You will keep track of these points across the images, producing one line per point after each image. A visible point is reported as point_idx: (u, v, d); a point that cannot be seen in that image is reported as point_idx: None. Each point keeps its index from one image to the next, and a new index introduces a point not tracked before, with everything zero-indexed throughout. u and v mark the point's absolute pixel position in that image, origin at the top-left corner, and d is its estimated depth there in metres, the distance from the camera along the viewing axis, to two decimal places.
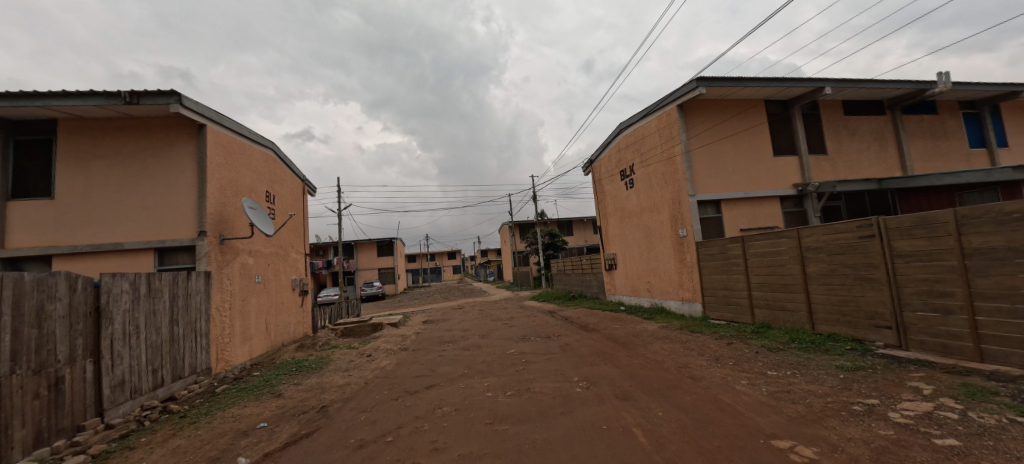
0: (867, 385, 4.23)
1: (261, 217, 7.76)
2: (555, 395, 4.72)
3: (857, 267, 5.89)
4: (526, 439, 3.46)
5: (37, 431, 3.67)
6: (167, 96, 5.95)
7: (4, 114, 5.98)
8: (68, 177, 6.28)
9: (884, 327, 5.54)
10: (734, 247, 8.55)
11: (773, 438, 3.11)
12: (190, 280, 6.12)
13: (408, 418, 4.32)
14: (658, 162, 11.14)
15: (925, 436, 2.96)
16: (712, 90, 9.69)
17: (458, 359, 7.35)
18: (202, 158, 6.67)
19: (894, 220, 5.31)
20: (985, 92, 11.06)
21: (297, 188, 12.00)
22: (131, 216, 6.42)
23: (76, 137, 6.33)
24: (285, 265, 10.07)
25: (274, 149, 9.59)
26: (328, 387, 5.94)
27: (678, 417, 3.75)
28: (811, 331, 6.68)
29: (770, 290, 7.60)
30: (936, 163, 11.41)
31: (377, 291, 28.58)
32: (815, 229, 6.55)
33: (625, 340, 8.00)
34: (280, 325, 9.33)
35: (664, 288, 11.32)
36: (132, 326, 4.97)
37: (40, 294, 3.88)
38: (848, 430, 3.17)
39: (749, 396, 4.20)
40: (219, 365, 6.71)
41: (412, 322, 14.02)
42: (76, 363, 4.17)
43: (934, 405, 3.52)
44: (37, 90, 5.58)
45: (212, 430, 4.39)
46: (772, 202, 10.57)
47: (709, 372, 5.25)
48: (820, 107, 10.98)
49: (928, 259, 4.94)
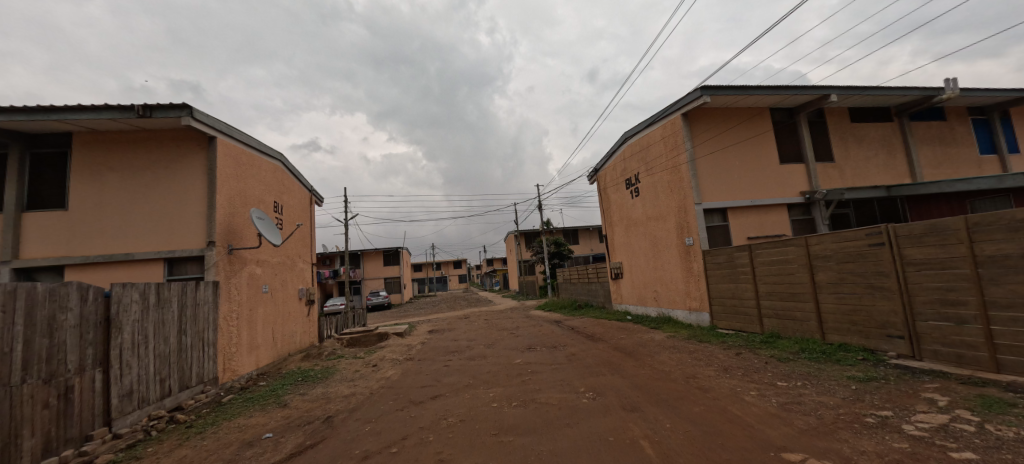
0: (880, 397, 4.14)
1: (269, 228, 7.86)
2: (561, 405, 4.68)
3: (867, 275, 5.80)
4: (532, 451, 3.42)
5: (46, 441, 3.70)
6: (179, 109, 6.09)
7: (21, 128, 6.15)
8: (81, 188, 6.42)
9: (897, 337, 5.44)
10: (741, 255, 8.48)
11: (784, 451, 3.05)
12: (199, 289, 6.19)
13: (413, 429, 4.30)
14: (663, 170, 11.15)
15: (941, 449, 2.88)
16: (716, 99, 9.72)
17: (464, 369, 7.34)
18: (212, 170, 6.80)
19: (903, 227, 5.24)
20: (994, 98, 10.96)
21: (305, 199, 12.14)
22: (141, 227, 6.53)
23: (90, 150, 6.49)
24: (292, 275, 10.15)
25: (283, 160, 9.76)
26: (334, 398, 5.95)
27: (686, 428, 3.70)
28: (822, 341, 6.55)
29: (778, 300, 7.50)
30: (946, 170, 11.27)
31: (382, 300, 28.68)
32: (823, 236, 6.49)
33: (631, 349, 7.91)
34: (286, 334, 9.36)
35: (670, 297, 11.21)
36: (141, 336, 5.02)
37: (52, 303, 3.95)
38: (862, 443, 3.09)
39: (759, 407, 4.12)
40: (226, 374, 6.73)
41: (417, 331, 14.07)
42: (85, 372, 4.20)
43: (949, 418, 3.43)
44: (54, 105, 5.75)
45: (217, 440, 4.39)
46: (780, 210, 10.49)
47: (717, 382, 5.17)
48: (826, 114, 10.93)
49: (939, 267, 4.86)
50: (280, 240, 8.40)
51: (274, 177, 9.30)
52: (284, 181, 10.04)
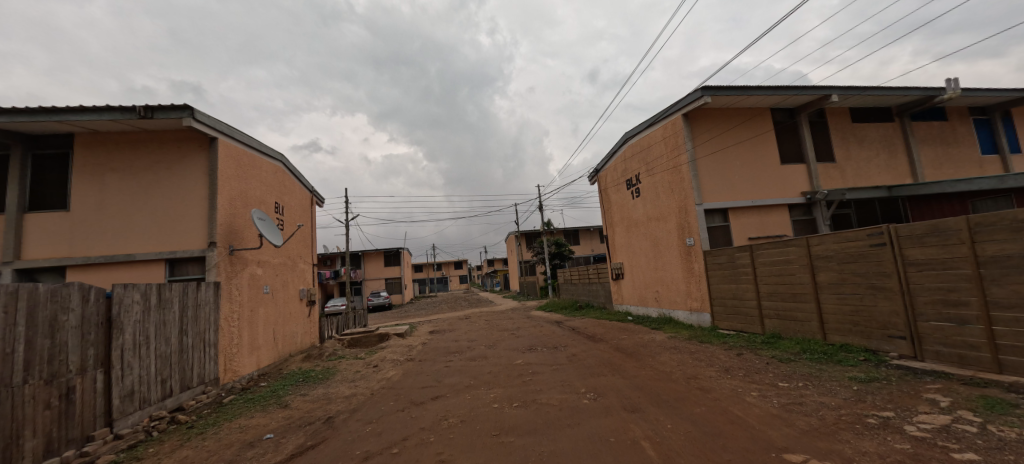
0: (881, 397, 4.12)
1: (270, 229, 7.86)
2: (562, 406, 4.68)
3: (869, 276, 5.79)
4: (533, 452, 3.42)
5: (48, 441, 3.71)
6: (180, 110, 6.10)
7: (24, 129, 6.18)
8: (83, 190, 6.44)
9: (898, 337, 5.43)
10: (742, 255, 8.47)
11: (785, 452, 3.04)
12: (200, 290, 6.19)
13: (413, 429, 4.31)
14: (664, 171, 11.14)
15: (943, 450, 2.87)
16: (717, 100, 9.71)
17: (465, 369, 7.34)
18: (213, 171, 6.81)
19: (905, 227, 5.23)
20: (995, 98, 10.95)
21: (306, 199, 12.17)
22: (143, 228, 6.54)
23: (92, 151, 6.50)
24: (293, 276, 10.17)
25: (284, 161, 9.78)
26: (335, 398, 5.96)
27: (687, 429, 3.69)
28: (824, 341, 6.54)
29: (779, 300, 7.48)
30: (947, 170, 11.26)
31: (384, 301, 28.72)
32: (824, 237, 6.48)
33: (632, 350, 7.91)
34: (287, 335, 9.37)
35: (671, 298, 11.20)
36: (143, 337, 5.03)
37: (54, 304, 3.96)
38: (864, 444, 3.08)
39: (760, 408, 4.11)
40: (227, 375, 6.74)
41: (418, 332, 14.10)
42: (87, 373, 4.21)
43: (951, 419, 3.42)
44: (56, 106, 5.76)
45: (219, 441, 4.39)
46: (781, 210, 10.49)
47: (718, 383, 5.17)
48: (827, 114, 10.92)
49: (941, 267, 4.85)
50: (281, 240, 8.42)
51: (275, 178, 9.32)
52: (285, 181, 10.07)
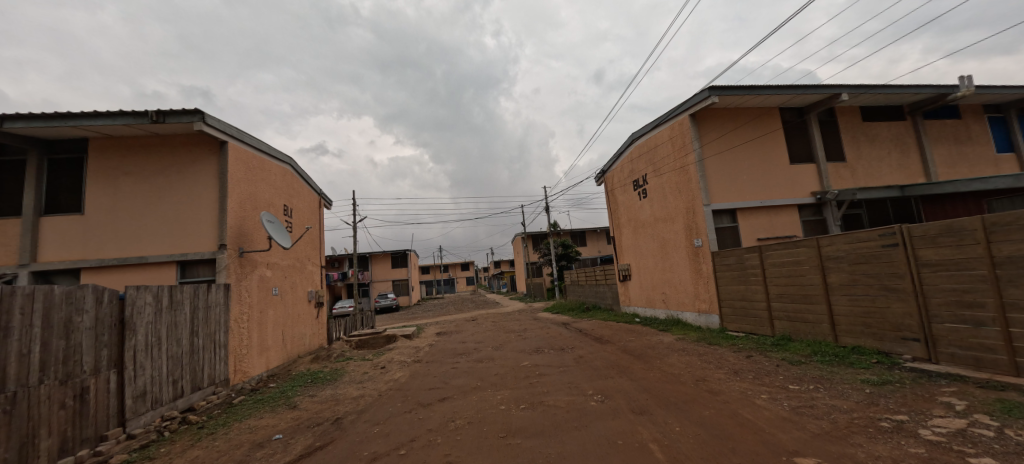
0: (895, 401, 4.04)
1: (279, 231, 7.93)
2: (569, 408, 4.65)
3: (881, 277, 5.70)
4: (539, 454, 3.41)
5: (62, 441, 3.78)
6: (191, 115, 6.20)
7: (40, 134, 6.32)
8: (97, 193, 6.57)
9: (912, 340, 5.32)
10: (752, 257, 8.37)
11: (796, 455, 3.00)
12: (211, 292, 6.27)
13: (421, 431, 4.32)
14: (670, 171, 11.09)
15: (959, 454, 2.81)
16: (724, 100, 9.64)
17: (473, 371, 7.36)
18: (223, 173, 6.90)
19: (918, 227, 5.13)
20: (1011, 95, 10.71)
21: (314, 202, 12.27)
22: (155, 230, 6.65)
23: (106, 155, 6.64)
24: (301, 278, 10.24)
25: (292, 165, 9.90)
26: (343, 399, 6.01)
27: (696, 432, 3.64)
28: (835, 343, 6.45)
29: (790, 301, 7.38)
30: (961, 169, 11.04)
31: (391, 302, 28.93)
32: (835, 237, 6.37)
33: (640, 352, 7.84)
34: (296, 336, 9.44)
35: (679, 299, 11.11)
36: (155, 338, 5.12)
37: (69, 306, 4.04)
38: (876, 448, 3.03)
39: (770, 411, 4.06)
40: (237, 376, 6.81)
41: (425, 333, 14.17)
42: (100, 373, 4.29)
43: (967, 422, 3.35)
44: (71, 111, 5.90)
45: (229, 441, 4.45)
46: (790, 211, 10.36)
47: (727, 385, 5.11)
48: (836, 113, 10.79)
49: (956, 268, 4.77)
50: (289, 242, 8.50)
51: (283, 181, 9.41)
52: (294, 184, 10.19)
